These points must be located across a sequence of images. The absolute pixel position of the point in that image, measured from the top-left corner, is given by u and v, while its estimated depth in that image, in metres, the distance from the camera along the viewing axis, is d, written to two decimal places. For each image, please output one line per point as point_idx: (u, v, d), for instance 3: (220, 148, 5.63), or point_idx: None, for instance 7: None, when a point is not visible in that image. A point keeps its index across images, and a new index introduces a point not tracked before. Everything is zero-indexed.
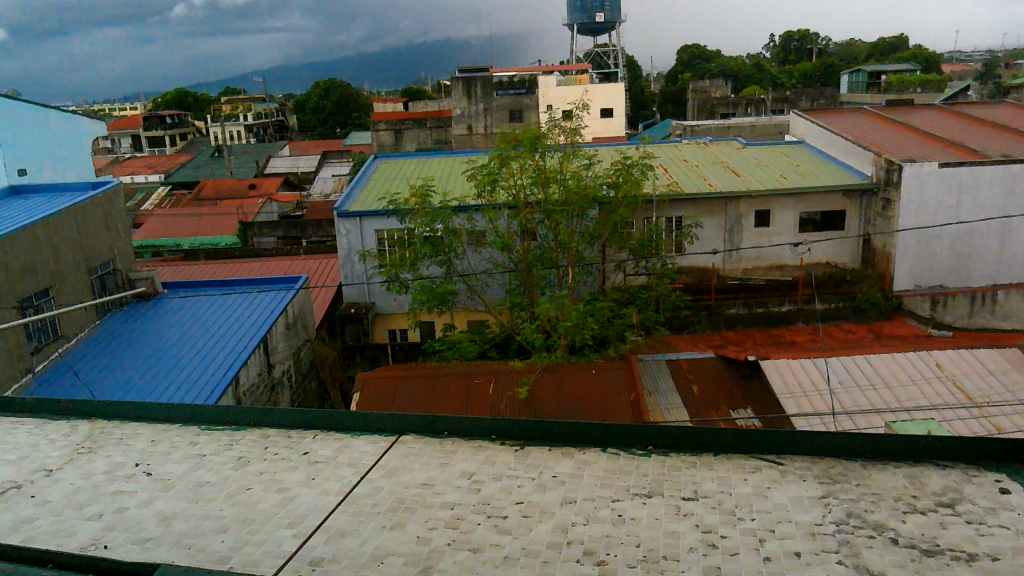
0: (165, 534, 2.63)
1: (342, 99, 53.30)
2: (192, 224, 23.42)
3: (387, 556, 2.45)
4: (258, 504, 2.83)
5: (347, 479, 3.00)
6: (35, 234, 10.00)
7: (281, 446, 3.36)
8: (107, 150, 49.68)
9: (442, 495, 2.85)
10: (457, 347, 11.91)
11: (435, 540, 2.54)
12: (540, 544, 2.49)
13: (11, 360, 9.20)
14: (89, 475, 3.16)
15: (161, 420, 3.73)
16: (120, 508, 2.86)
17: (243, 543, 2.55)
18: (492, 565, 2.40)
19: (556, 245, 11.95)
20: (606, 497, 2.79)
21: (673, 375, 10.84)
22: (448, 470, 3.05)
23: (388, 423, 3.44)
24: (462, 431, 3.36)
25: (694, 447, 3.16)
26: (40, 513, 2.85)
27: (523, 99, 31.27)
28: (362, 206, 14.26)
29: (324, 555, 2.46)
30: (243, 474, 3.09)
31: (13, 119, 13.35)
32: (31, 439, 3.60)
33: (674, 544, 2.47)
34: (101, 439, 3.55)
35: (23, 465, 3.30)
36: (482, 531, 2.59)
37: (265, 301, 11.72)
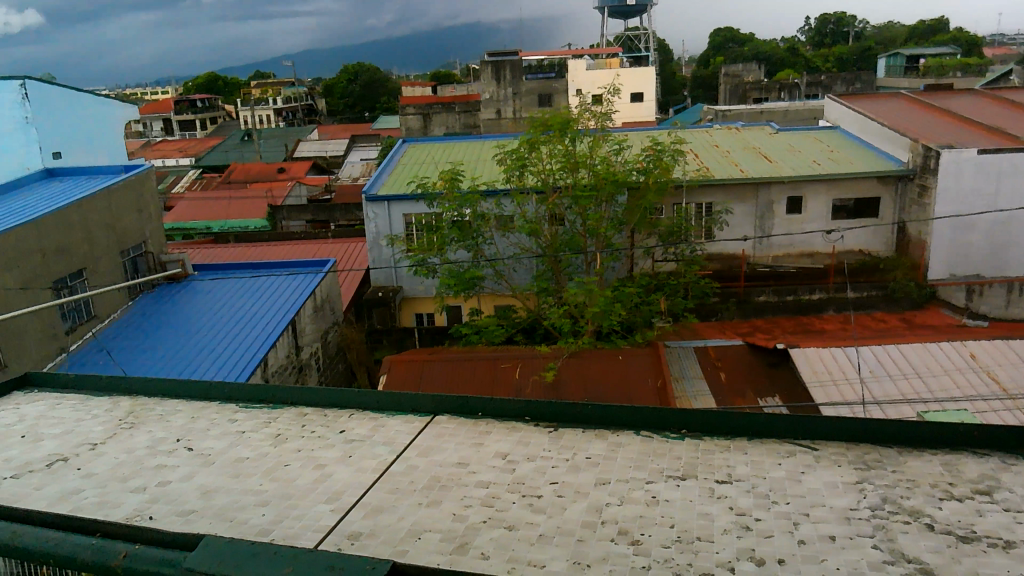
0: (207, 507, 2.69)
1: (370, 83, 53.38)
2: (222, 208, 23.73)
3: (423, 531, 2.48)
4: (295, 481, 2.88)
5: (382, 457, 3.04)
6: (66, 217, 10.18)
7: (317, 423, 3.42)
8: (139, 134, 50.35)
9: (477, 474, 2.87)
10: (484, 331, 12.04)
11: (470, 518, 2.56)
12: (574, 523, 2.50)
13: (46, 342, 9.58)
14: (132, 450, 3.23)
15: (201, 397, 3.80)
16: (163, 481, 2.93)
17: (283, 517, 2.60)
18: (527, 543, 2.40)
19: (583, 231, 11.99)
20: (640, 478, 2.80)
21: (701, 362, 10.86)
22: (483, 450, 3.08)
23: (426, 405, 3.48)
24: (496, 412, 3.39)
25: (726, 431, 3.15)
26: (86, 485, 2.93)
27: (553, 83, 31.17)
28: (389, 190, 14.35)
29: (362, 529, 2.50)
30: (281, 451, 3.14)
31: (49, 103, 13.60)
32: (75, 414, 3.70)
33: (708, 526, 2.47)
34: (141, 415, 3.63)
35: (68, 439, 3.40)
36: (517, 509, 2.61)
37: (293, 284, 11.90)
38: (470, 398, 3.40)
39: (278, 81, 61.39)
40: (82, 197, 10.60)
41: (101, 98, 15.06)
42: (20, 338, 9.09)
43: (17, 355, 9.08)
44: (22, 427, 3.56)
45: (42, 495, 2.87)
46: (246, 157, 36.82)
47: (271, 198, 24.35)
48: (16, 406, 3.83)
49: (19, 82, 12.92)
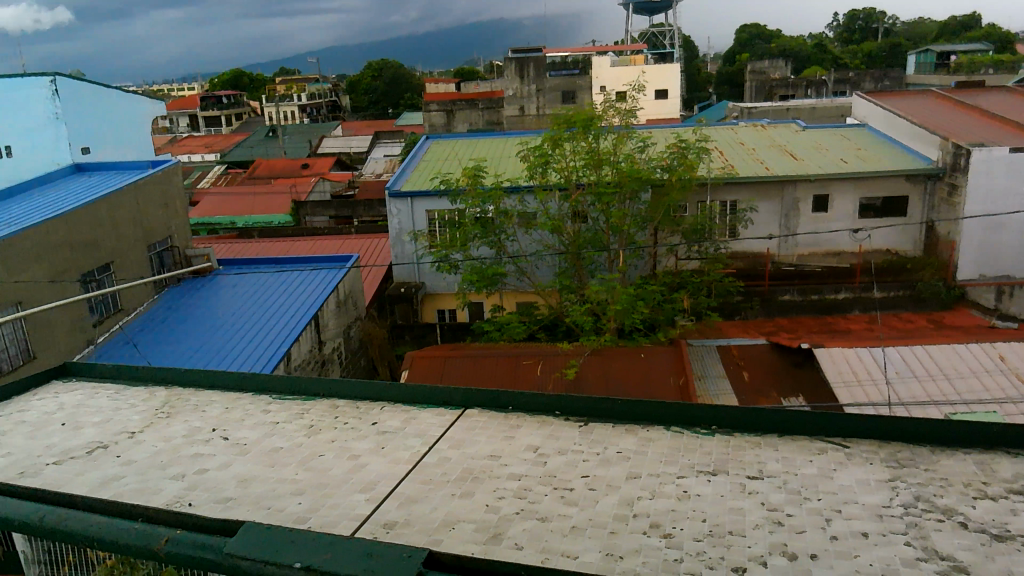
0: (245, 495, 2.73)
1: (394, 79, 53.60)
2: (247, 203, 23.98)
3: (457, 522, 2.49)
4: (330, 471, 2.91)
5: (415, 449, 3.06)
6: (95, 212, 10.37)
7: (350, 415, 3.46)
8: (166, 130, 50.99)
9: (509, 467, 2.89)
10: (506, 328, 12.07)
11: (503, 509, 2.58)
12: (606, 515, 2.51)
13: (75, 334, 9.76)
14: (169, 439, 3.28)
15: (234, 388, 3.86)
16: (201, 469, 2.97)
17: (319, 505, 2.63)
18: (560, 534, 2.41)
19: (607, 228, 11.96)
20: (670, 473, 2.80)
21: (723, 361, 10.81)
22: (513, 443, 3.09)
23: (456, 398, 3.50)
24: (525, 405, 3.40)
25: (756, 429, 3.14)
26: (126, 472, 2.98)
27: (577, 80, 31.10)
28: (413, 186, 14.41)
29: (397, 518, 2.53)
30: (315, 442, 3.18)
31: (80, 99, 13.84)
32: (113, 403, 3.77)
33: (740, 521, 2.47)
34: (178, 405, 3.69)
35: (107, 427, 3.46)
36: (549, 501, 2.62)
37: (317, 279, 12.02)
38: (500, 392, 3.42)
39: (303, 77, 61.82)
40: (111, 192, 10.78)
41: (130, 94, 15.29)
42: (49, 330, 9.27)
43: (46, 347, 9.26)
44: (61, 416, 3.63)
45: (84, 481, 2.92)
46: (271, 153, 37.15)
47: (296, 193, 24.56)
48: (55, 395, 3.91)
49: (49, 78, 13.15)
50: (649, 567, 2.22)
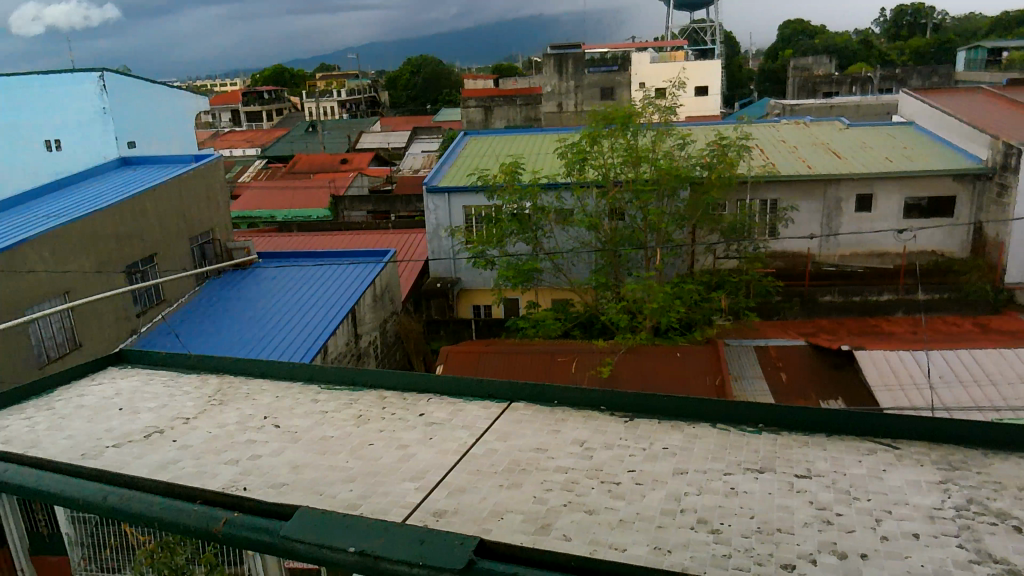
0: (297, 481, 2.77)
1: (432, 75, 53.85)
2: (288, 197, 24.33)
3: (506, 512, 2.50)
4: (380, 459, 2.94)
5: (463, 440, 3.08)
6: (139, 205, 10.63)
7: (397, 406, 3.50)
8: (208, 124, 51.91)
9: (556, 460, 2.89)
10: (541, 324, 12.09)
11: (551, 500, 2.58)
12: (653, 510, 2.51)
13: (119, 323, 10.03)
14: (223, 425, 3.34)
15: (284, 377, 3.94)
16: (254, 455, 3.02)
17: (370, 492, 2.65)
18: (608, 526, 2.41)
19: (644, 225, 11.88)
20: (717, 470, 2.78)
21: (761, 362, 10.69)
22: (560, 436, 3.10)
23: (508, 391, 3.52)
24: (572, 400, 3.41)
25: (804, 428, 3.11)
26: (182, 456, 3.05)
27: (615, 77, 30.94)
28: (450, 182, 14.49)
29: (447, 507, 2.55)
30: (364, 431, 3.22)
31: (127, 94, 14.16)
32: (168, 390, 3.86)
33: (788, 519, 2.44)
34: (229, 392, 3.77)
35: (163, 413, 3.54)
36: (596, 494, 2.62)
37: (355, 272, 12.18)
38: (546, 386, 3.43)
39: (343, 73, 62.46)
40: (155, 185, 11.03)
41: (175, 89, 15.62)
42: (95, 320, 9.53)
43: (92, 336, 9.53)
44: (119, 401, 3.73)
45: (142, 463, 2.99)
46: (311, 148, 37.61)
47: (335, 188, 24.85)
48: (112, 380, 4.03)
49: (98, 74, 13.48)
50: (697, 561, 2.22)
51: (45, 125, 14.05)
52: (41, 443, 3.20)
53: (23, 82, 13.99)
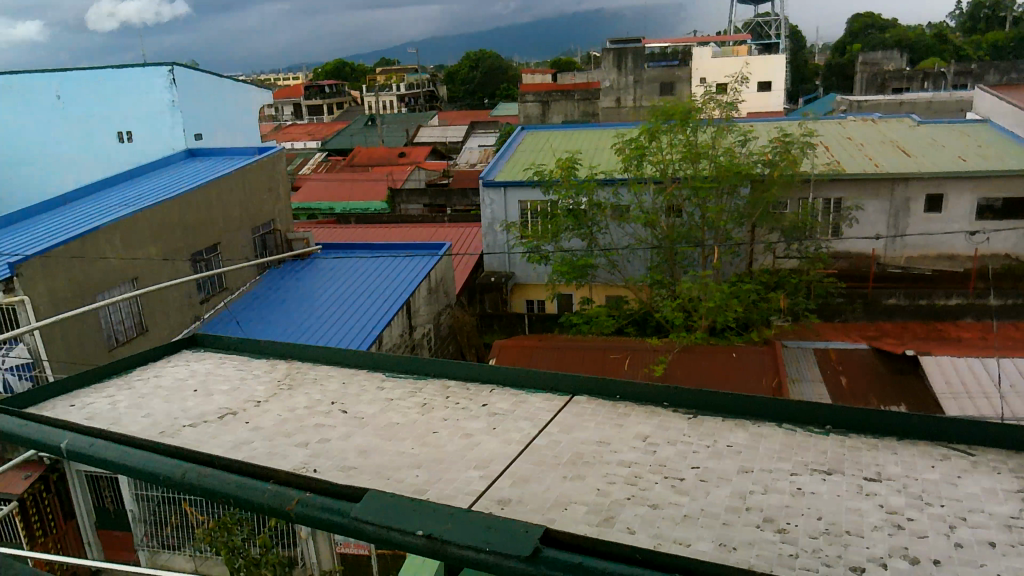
0: (365, 464, 2.80)
1: (490, 68, 53.96)
2: (347, 189, 24.81)
3: (570, 503, 2.49)
4: (444, 446, 2.95)
5: (524, 430, 3.08)
6: (206, 196, 10.97)
7: (460, 395, 3.52)
8: (271, 116, 53.11)
9: (620, 454, 2.86)
10: (595, 321, 12.15)
11: (614, 493, 2.55)
12: (720, 507, 2.47)
13: (184, 310, 10.38)
14: (292, 409, 3.41)
15: (350, 364, 4.01)
16: (322, 438, 3.08)
17: (434, 478, 2.66)
18: (673, 521, 2.38)
19: (702, 223, 11.74)
20: (783, 470, 2.74)
21: (820, 364, 10.45)
22: (624, 431, 3.06)
23: (563, 385, 3.50)
24: (632, 397, 3.36)
25: (874, 431, 3.03)
26: (254, 437, 3.12)
27: (676, 71, 30.51)
28: (507, 176, 14.54)
29: (511, 496, 2.53)
30: (428, 419, 3.24)
31: (195, 87, 14.60)
32: (239, 373, 3.98)
33: (858, 521, 2.39)
34: (297, 377, 3.85)
35: (234, 395, 3.64)
36: (661, 489, 2.59)
37: (411, 265, 12.37)
38: (611, 380, 3.39)
39: (402, 67, 63.14)
40: (219, 176, 11.36)
41: (241, 83, 16.06)
42: (162, 307, 9.91)
43: (159, 322, 9.90)
44: (193, 383, 3.85)
45: (216, 443, 3.06)
46: (369, 141, 38.18)
47: (392, 181, 25.21)
48: (186, 363, 4.17)
49: (168, 68, 13.91)
50: (765, 563, 2.17)
51: (116, 116, 14.52)
52: (122, 422, 3.31)
53: (93, 74, 14.41)
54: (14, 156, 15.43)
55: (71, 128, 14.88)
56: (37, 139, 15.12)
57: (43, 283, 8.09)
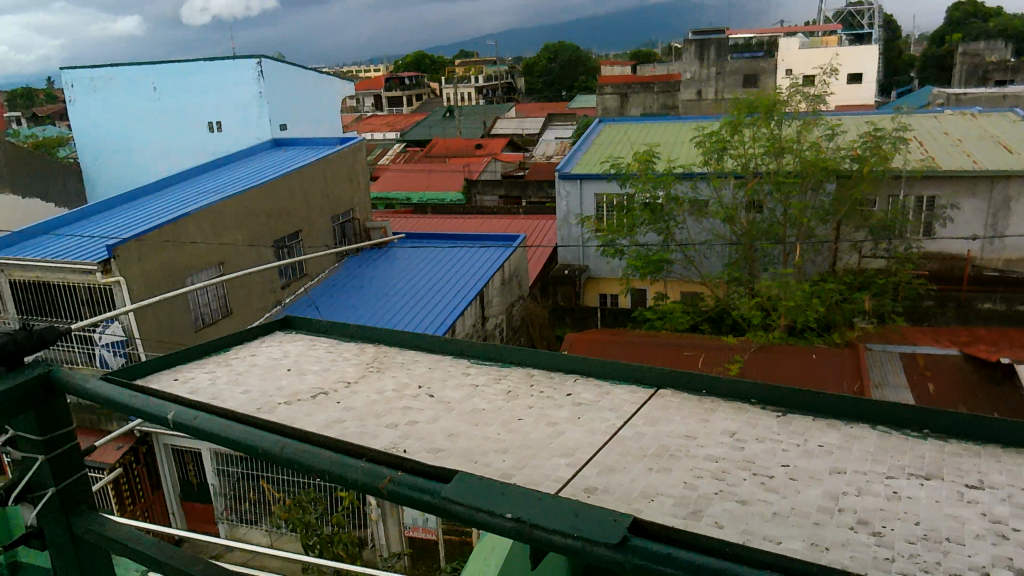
0: (403, 440, 2.38)
1: (569, 62, 53.74)
2: (424, 179, 25.11)
3: (656, 494, 1.97)
4: (495, 424, 2.49)
5: (587, 411, 2.59)
6: (288, 184, 11.31)
7: (516, 373, 3.05)
8: (353, 109, 54.43)
9: (707, 446, 2.28)
10: (670, 317, 11.92)
11: (702, 487, 2.01)
12: (809, 506, 1.91)
13: (267, 295, 10.77)
14: (331, 380, 3.03)
15: (380, 339, 3.61)
16: (359, 410, 2.68)
17: (483, 459, 2.20)
18: (763, 518, 1.85)
19: (785, 220, 11.37)
20: (877, 471, 2.12)
21: (906, 370, 10.00)
22: (709, 422, 2.47)
23: (641, 375, 2.83)
24: (720, 391, 2.69)
25: (989, 438, 2.31)
26: (284, 407, 2.74)
27: (761, 63, 29.65)
28: (583, 168, 14.46)
29: (597, 485, 2.03)
30: (480, 395, 2.79)
31: (280, 79, 15.11)
32: (287, 343, 3.66)
33: (958, 528, 1.81)
34: (342, 351, 3.50)
35: (277, 363, 3.33)
36: (748, 484, 2.03)
37: (484, 256, 12.44)
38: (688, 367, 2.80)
39: (482, 60, 63.67)
40: (302, 166, 11.72)
41: (325, 75, 16.51)
42: (245, 291, 10.29)
43: (242, 305, 10.29)
44: (237, 348, 3.56)
45: (260, 397, 2.85)
46: (447, 133, 38.61)
47: (468, 172, 25.39)
48: None
49: (256, 61, 14.48)
50: (869, 568, 1.64)
51: (206, 107, 15.15)
52: (173, 370, 3.18)
53: (187, 67, 15.06)
54: (110, 144, 16.19)
55: (163, 119, 15.57)
56: (133, 127, 15.85)
57: (136, 266, 8.54)
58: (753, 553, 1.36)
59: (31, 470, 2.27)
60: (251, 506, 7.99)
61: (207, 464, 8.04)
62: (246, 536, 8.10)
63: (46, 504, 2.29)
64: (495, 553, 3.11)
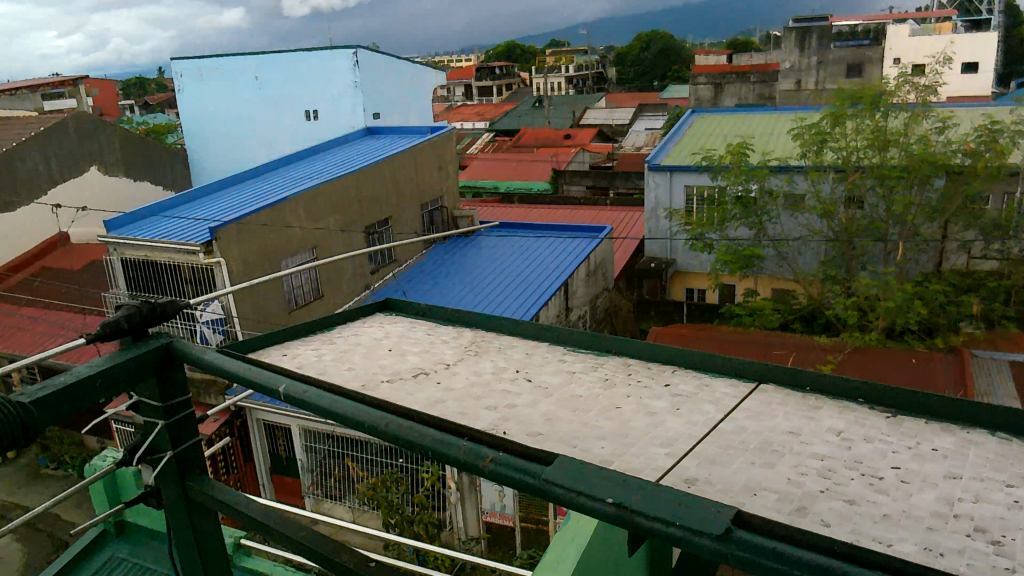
0: (501, 423, 2.41)
1: (662, 51, 52.62)
2: (512, 169, 25.23)
3: (760, 488, 1.93)
4: (593, 412, 2.49)
5: (684, 403, 2.56)
6: (379, 171, 11.60)
7: (610, 362, 3.04)
8: (443, 98, 55.05)
9: (812, 444, 2.22)
10: (759, 314, 11.58)
11: (808, 484, 1.96)
12: (923, 510, 1.84)
13: (357, 279, 11.10)
14: (429, 362, 3.10)
15: (476, 324, 3.66)
16: (457, 391, 2.74)
17: (582, 445, 2.21)
18: (872, 520, 1.79)
19: (887, 216, 10.85)
20: (997, 480, 2.02)
21: (1015, 379, 9.41)
22: (813, 420, 2.40)
23: (740, 368, 2.76)
24: (824, 388, 2.60)
25: None
26: (386, 385, 2.83)
27: (867, 51, 28.27)
28: (674, 160, 14.21)
29: (697, 476, 2.01)
30: (576, 382, 2.80)
31: (375, 69, 15.45)
32: (385, 324, 3.78)
33: None
34: (439, 334, 3.58)
35: (378, 343, 3.43)
36: (857, 485, 1.97)
37: (570, 247, 12.42)
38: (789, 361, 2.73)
39: (572, 50, 63.29)
40: (394, 154, 11.99)
41: (417, 64, 16.77)
42: (336, 275, 10.64)
43: (333, 289, 10.64)
44: (339, 327, 3.69)
45: (363, 375, 2.95)
46: (536, 123, 38.59)
47: (556, 162, 25.34)
48: None
49: (352, 50, 14.85)
50: None
51: (305, 96, 15.67)
52: (283, 346, 3.34)
53: (288, 56, 15.60)
54: (215, 131, 16.97)
55: (265, 107, 16.20)
56: (236, 115, 16.56)
57: (236, 248, 8.97)
58: (867, 553, 1.33)
59: (151, 433, 2.45)
60: (337, 481, 8.29)
61: (296, 441, 8.33)
62: (331, 510, 8.39)
63: (164, 466, 2.47)
64: (574, 541, 3.13)
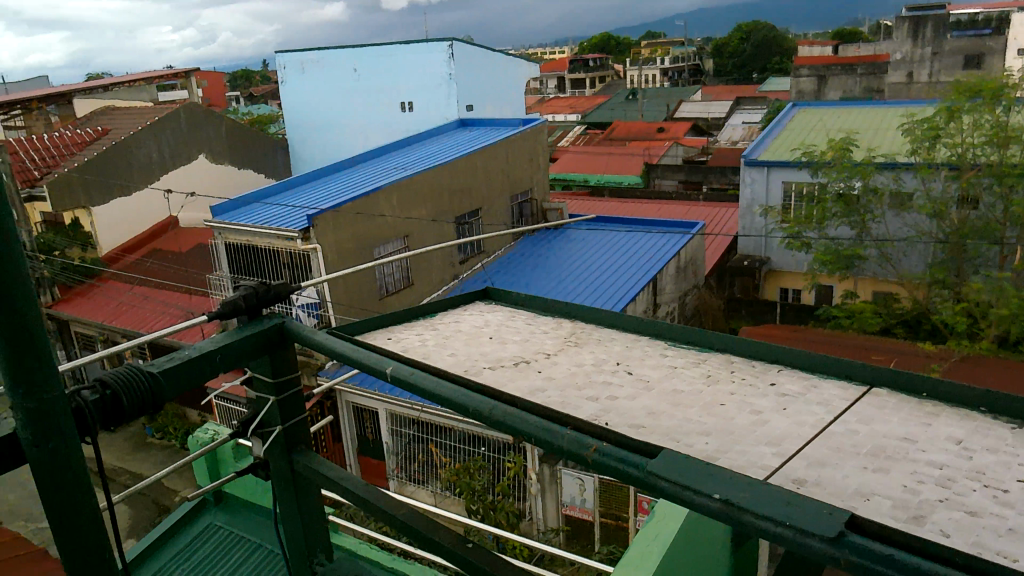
0: (602, 415, 2.42)
1: (762, 42, 50.55)
2: (602, 162, 25.00)
3: (873, 494, 1.87)
4: (695, 408, 2.47)
5: (790, 403, 2.49)
6: (471, 163, 11.73)
7: (711, 358, 3.00)
8: (535, 90, 54.99)
9: (929, 452, 2.13)
10: (859, 317, 11.06)
11: (925, 493, 1.89)
12: None
13: (446, 269, 11.29)
14: (528, 351, 3.14)
15: (575, 316, 3.68)
16: (556, 381, 2.76)
17: (684, 441, 2.19)
18: (996, 534, 1.71)
19: (1004, 217, 10.15)
20: None
21: None
22: (930, 427, 2.30)
23: (851, 370, 2.68)
24: (944, 395, 2.49)
25: None
26: (486, 372, 2.88)
27: (987, 41, 26.41)
28: (773, 155, 13.75)
29: (806, 477, 1.95)
30: (675, 377, 2.78)
31: (469, 61, 15.62)
32: (483, 313, 3.84)
33: None
34: (537, 324, 3.61)
35: (477, 331, 3.48)
36: (980, 497, 1.88)
37: (660, 243, 12.25)
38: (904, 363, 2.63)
39: (668, 41, 62.08)
40: (485, 146, 12.11)
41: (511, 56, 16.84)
42: (426, 265, 10.86)
43: (423, 278, 10.87)
44: (437, 314, 3.78)
45: (464, 362, 3.01)
46: (628, 115, 38.07)
47: (648, 156, 24.97)
48: None
49: (448, 43, 15.05)
50: None
51: (402, 88, 16.01)
52: (384, 330, 3.44)
53: (386, 49, 15.96)
54: (315, 122, 17.56)
55: (363, 99, 16.65)
56: (335, 106, 17.07)
57: (332, 235, 9.29)
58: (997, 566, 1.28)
59: (263, 409, 2.59)
60: (420, 466, 8.52)
61: (382, 424, 8.59)
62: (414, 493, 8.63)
63: (273, 440, 2.62)
64: (658, 537, 3.10)
